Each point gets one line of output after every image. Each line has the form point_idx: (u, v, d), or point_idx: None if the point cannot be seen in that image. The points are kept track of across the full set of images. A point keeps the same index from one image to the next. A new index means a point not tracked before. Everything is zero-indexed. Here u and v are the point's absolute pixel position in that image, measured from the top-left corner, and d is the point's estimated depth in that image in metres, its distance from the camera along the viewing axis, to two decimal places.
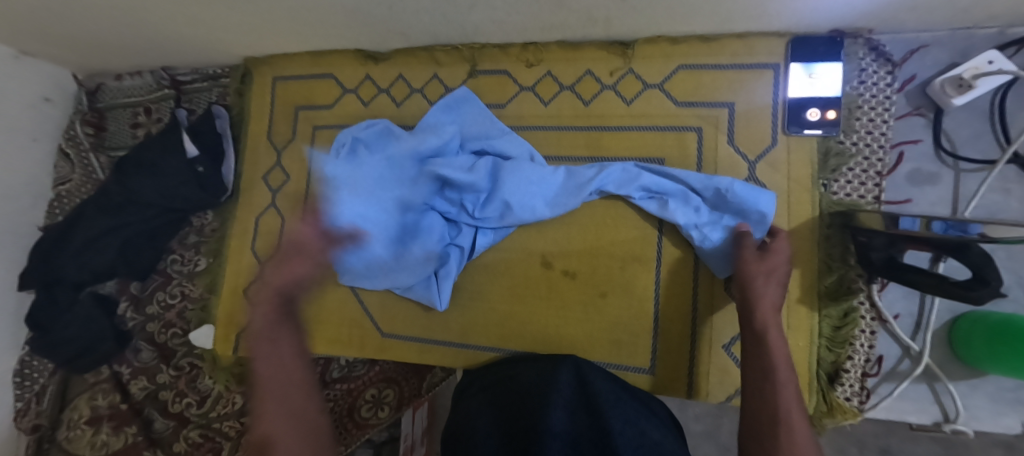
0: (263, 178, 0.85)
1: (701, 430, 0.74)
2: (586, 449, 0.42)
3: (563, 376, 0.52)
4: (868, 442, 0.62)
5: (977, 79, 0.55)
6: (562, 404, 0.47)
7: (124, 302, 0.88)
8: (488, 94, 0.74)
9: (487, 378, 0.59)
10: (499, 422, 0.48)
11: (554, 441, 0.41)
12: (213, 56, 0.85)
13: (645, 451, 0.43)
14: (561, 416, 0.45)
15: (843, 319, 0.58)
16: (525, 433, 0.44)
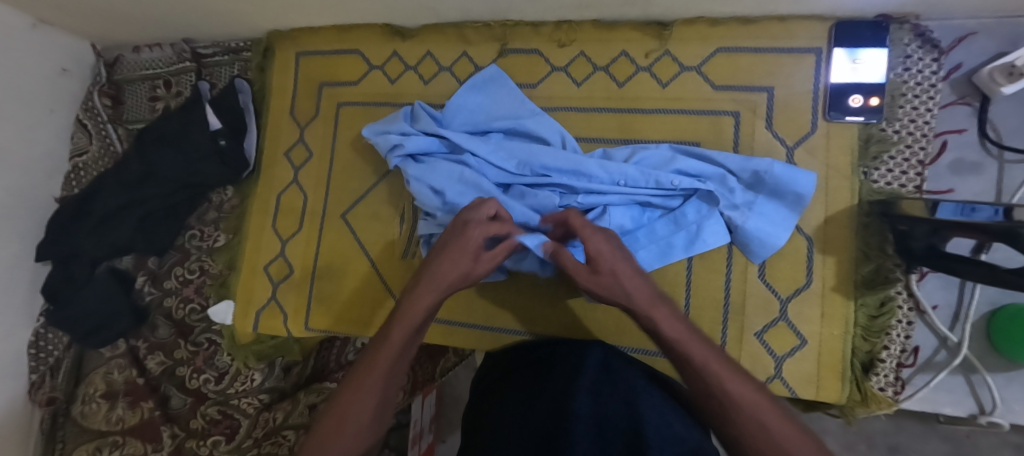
0: (285, 154, 0.84)
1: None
2: (613, 435, 0.41)
3: (591, 360, 0.50)
4: (878, 440, 0.67)
5: None
6: (590, 388, 0.45)
7: (141, 277, 0.87)
8: (520, 74, 0.73)
9: (512, 359, 0.58)
10: (522, 405, 0.47)
11: (579, 425, 0.40)
12: (235, 29, 0.83)
13: (677, 443, 0.41)
14: (588, 401, 0.44)
15: (880, 308, 0.58)
16: (550, 414, 0.43)
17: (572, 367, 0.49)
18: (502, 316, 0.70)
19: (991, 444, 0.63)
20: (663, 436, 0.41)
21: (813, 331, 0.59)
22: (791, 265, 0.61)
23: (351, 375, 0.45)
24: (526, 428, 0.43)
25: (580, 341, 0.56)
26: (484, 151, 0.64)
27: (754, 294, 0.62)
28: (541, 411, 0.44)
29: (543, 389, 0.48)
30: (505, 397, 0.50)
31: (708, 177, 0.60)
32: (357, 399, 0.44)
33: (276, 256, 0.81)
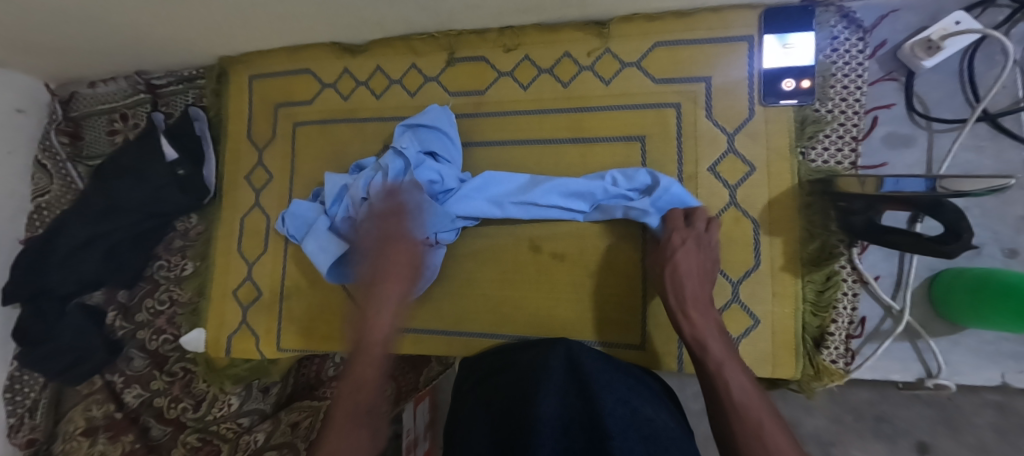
0: (246, 178, 0.84)
1: (701, 409, 0.72)
2: (577, 433, 0.41)
3: (556, 362, 0.51)
4: (864, 409, 0.62)
5: (945, 39, 0.55)
6: (553, 391, 0.46)
7: (112, 312, 0.87)
8: (468, 81, 0.74)
9: (482, 370, 0.58)
10: (492, 410, 0.47)
11: (545, 428, 0.40)
12: (187, 57, 0.84)
13: (641, 433, 0.42)
14: (551, 404, 0.44)
15: (826, 283, 0.60)
16: (516, 420, 0.43)
17: (536, 370, 0.50)
18: (469, 321, 0.71)
19: (973, 405, 0.59)
20: (628, 427, 0.41)
21: (767, 312, 0.61)
22: (742, 249, 0.62)
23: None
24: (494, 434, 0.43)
25: (552, 341, 0.56)
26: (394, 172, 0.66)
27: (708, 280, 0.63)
28: (507, 416, 0.44)
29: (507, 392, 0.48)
30: (474, 410, 0.49)
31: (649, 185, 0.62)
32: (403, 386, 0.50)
33: (243, 279, 0.82)
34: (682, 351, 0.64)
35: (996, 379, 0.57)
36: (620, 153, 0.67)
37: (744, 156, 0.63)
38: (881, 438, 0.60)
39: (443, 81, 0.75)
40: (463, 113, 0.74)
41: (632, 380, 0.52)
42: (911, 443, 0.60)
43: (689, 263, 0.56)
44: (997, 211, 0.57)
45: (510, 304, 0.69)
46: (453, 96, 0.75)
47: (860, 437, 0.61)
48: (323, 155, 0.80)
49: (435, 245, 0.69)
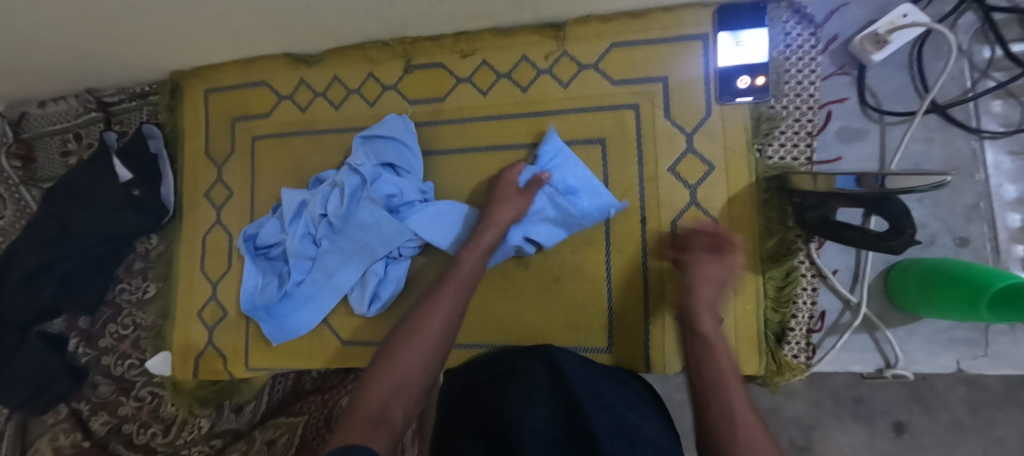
0: (206, 195, 0.82)
1: (685, 400, 0.72)
2: (565, 446, 0.42)
3: (540, 371, 0.52)
4: (842, 393, 0.62)
5: (893, 34, 0.55)
6: (538, 401, 0.47)
7: (74, 339, 0.85)
8: (426, 89, 0.73)
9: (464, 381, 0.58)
10: (476, 419, 0.48)
11: (535, 440, 0.41)
12: (137, 72, 0.81)
13: (626, 439, 0.43)
14: (537, 414, 0.45)
15: (786, 279, 0.60)
16: (504, 430, 0.43)
17: (521, 379, 0.51)
18: None
19: (947, 383, 0.60)
20: (613, 433, 0.43)
21: (730, 309, 0.61)
22: None
23: (437, 282, 0.56)
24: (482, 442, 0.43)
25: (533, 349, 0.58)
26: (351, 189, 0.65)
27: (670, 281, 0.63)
28: (493, 424, 0.45)
29: (492, 402, 0.49)
30: (460, 416, 0.50)
31: (577, 192, 0.64)
32: (410, 338, 0.50)
33: (208, 298, 0.80)
34: (649, 352, 0.64)
35: (953, 367, 0.57)
36: (580, 157, 0.67)
37: (702, 155, 0.63)
38: (859, 418, 0.61)
39: (402, 89, 0.74)
40: (422, 121, 0.73)
41: (618, 386, 0.53)
42: (889, 423, 0.61)
43: (712, 277, 0.53)
44: (947, 202, 0.58)
45: (477, 312, 0.69)
46: (412, 104, 0.74)
47: (839, 420, 0.62)
48: (284, 169, 0.79)
49: (399, 258, 0.67)
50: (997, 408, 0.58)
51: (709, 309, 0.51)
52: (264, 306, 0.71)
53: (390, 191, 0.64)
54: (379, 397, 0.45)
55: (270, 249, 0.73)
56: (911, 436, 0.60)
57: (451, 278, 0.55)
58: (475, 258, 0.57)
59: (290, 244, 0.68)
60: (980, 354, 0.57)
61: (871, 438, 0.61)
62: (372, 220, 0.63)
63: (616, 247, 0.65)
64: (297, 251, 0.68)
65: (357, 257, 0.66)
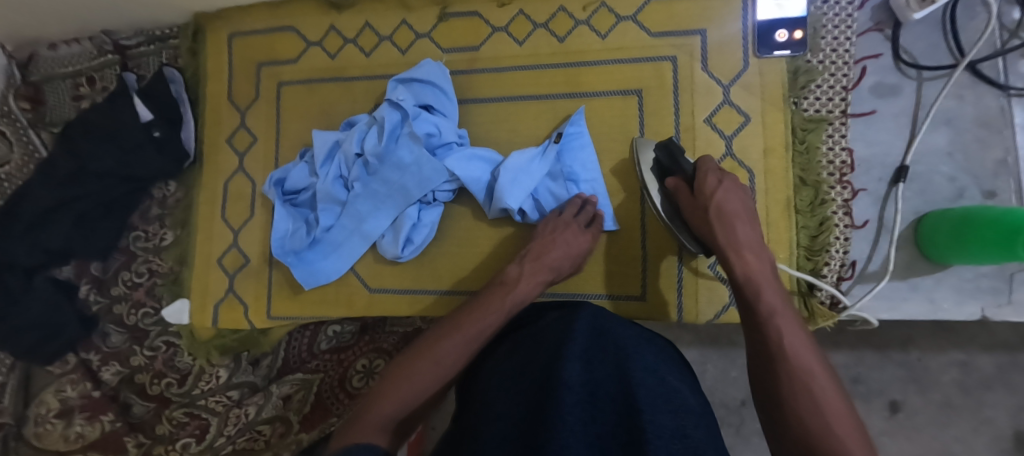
0: (227, 141, 0.80)
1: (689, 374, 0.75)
2: (606, 409, 0.36)
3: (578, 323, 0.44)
4: None
5: None
6: (585, 354, 0.40)
7: (85, 285, 0.81)
8: (462, 36, 0.72)
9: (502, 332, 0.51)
10: (513, 369, 0.42)
11: (571, 396, 0.34)
12: (160, 13, 0.79)
13: (673, 407, 0.37)
14: (580, 366, 0.38)
15: (820, 228, 0.61)
16: (536, 387, 0.37)
17: (556, 330, 0.43)
18: (464, 281, 0.69)
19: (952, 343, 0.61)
20: (657, 398, 0.37)
21: None
22: None
23: (469, 307, 0.53)
24: (515, 393, 0.39)
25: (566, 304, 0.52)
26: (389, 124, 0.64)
27: None
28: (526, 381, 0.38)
29: (523, 358, 0.42)
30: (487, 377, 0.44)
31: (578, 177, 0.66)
32: (438, 343, 0.48)
33: (229, 247, 0.78)
34: (682, 300, 0.65)
35: (977, 314, 0.59)
36: (617, 107, 0.67)
37: (739, 107, 0.64)
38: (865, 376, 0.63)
39: (436, 37, 0.73)
40: (457, 69, 0.73)
41: (654, 346, 0.48)
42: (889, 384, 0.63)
43: (734, 206, 0.50)
44: (977, 157, 0.60)
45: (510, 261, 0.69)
46: (446, 52, 0.73)
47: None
48: (310, 116, 0.77)
49: (432, 203, 0.67)
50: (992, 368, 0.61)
51: (751, 243, 0.48)
52: (295, 251, 0.70)
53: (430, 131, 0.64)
54: (393, 401, 0.43)
55: (297, 194, 0.72)
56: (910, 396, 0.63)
57: (496, 293, 0.54)
58: (533, 284, 0.56)
59: (322, 185, 0.67)
60: (1004, 303, 0.58)
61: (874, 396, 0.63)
62: (409, 159, 0.63)
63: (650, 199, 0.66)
64: (328, 192, 0.67)
65: (388, 198, 0.65)
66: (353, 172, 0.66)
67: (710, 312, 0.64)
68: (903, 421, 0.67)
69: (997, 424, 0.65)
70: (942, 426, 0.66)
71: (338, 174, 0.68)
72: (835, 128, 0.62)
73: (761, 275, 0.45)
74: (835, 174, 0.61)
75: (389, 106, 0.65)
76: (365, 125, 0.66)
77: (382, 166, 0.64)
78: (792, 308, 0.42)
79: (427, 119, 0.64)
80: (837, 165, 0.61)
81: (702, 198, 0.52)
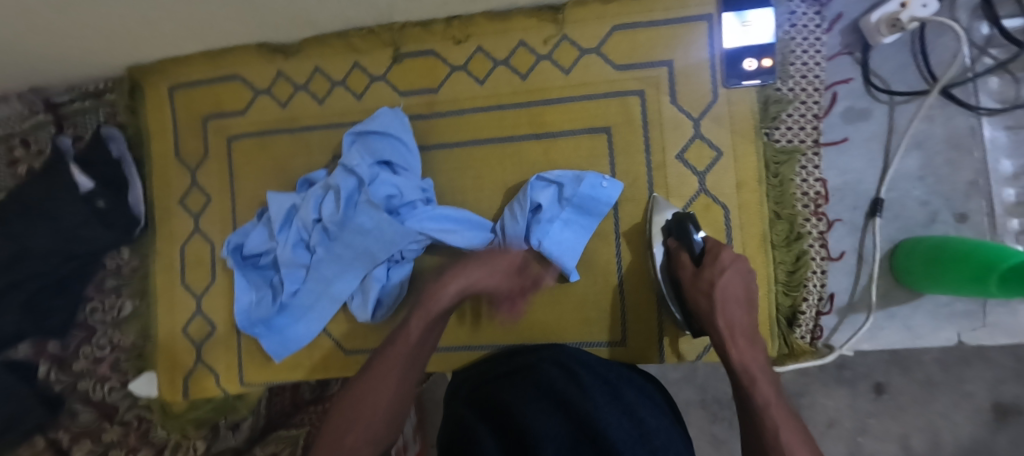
0: (180, 202, 0.76)
1: (679, 376, 0.74)
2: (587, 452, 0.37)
3: (554, 372, 0.47)
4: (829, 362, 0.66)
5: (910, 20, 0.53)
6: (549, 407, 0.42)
7: (44, 365, 0.77)
8: (418, 79, 0.68)
9: (486, 374, 0.53)
10: (486, 413, 0.43)
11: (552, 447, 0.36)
12: (90, 69, 0.73)
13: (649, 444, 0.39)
14: (549, 419, 0.40)
15: (796, 263, 0.60)
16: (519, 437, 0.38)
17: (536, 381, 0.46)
18: (444, 335, 0.69)
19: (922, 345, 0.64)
20: (634, 441, 0.38)
21: None
22: (714, 235, 0.62)
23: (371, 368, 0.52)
24: (500, 438, 0.39)
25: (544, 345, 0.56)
26: (347, 192, 0.61)
27: None
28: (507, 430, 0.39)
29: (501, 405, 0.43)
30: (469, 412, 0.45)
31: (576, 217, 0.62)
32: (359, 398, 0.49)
33: (193, 314, 0.74)
34: (663, 343, 0.64)
35: (953, 339, 0.59)
36: (586, 146, 0.65)
37: (710, 141, 0.62)
38: (843, 383, 0.66)
39: (391, 80, 0.69)
40: (416, 114, 0.69)
41: (638, 386, 0.50)
42: (870, 385, 0.66)
43: (732, 284, 0.52)
44: (948, 179, 0.59)
45: (487, 312, 0.67)
46: (403, 96, 0.69)
47: (825, 385, 0.67)
48: (265, 171, 0.73)
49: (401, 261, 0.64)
50: (965, 366, 0.63)
51: (739, 327, 0.51)
52: (263, 321, 0.66)
53: (391, 193, 0.61)
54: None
55: (259, 258, 0.68)
56: (889, 396, 0.65)
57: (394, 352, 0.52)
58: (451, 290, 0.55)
59: (282, 252, 0.63)
60: (978, 325, 0.58)
61: (853, 401, 0.66)
62: (370, 224, 0.60)
63: (626, 241, 0.64)
64: (288, 259, 0.63)
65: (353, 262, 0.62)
66: (314, 241, 0.62)
67: (691, 352, 0.64)
68: (889, 403, 0.65)
69: (977, 398, 0.63)
70: (926, 404, 0.64)
71: (298, 241, 0.64)
72: (809, 159, 0.61)
73: (752, 358, 0.49)
74: (809, 206, 0.61)
75: (345, 173, 0.62)
76: (320, 189, 0.63)
77: (344, 232, 0.61)
78: (782, 397, 0.47)
79: (385, 178, 0.61)
80: (811, 196, 0.61)
81: (705, 276, 0.53)
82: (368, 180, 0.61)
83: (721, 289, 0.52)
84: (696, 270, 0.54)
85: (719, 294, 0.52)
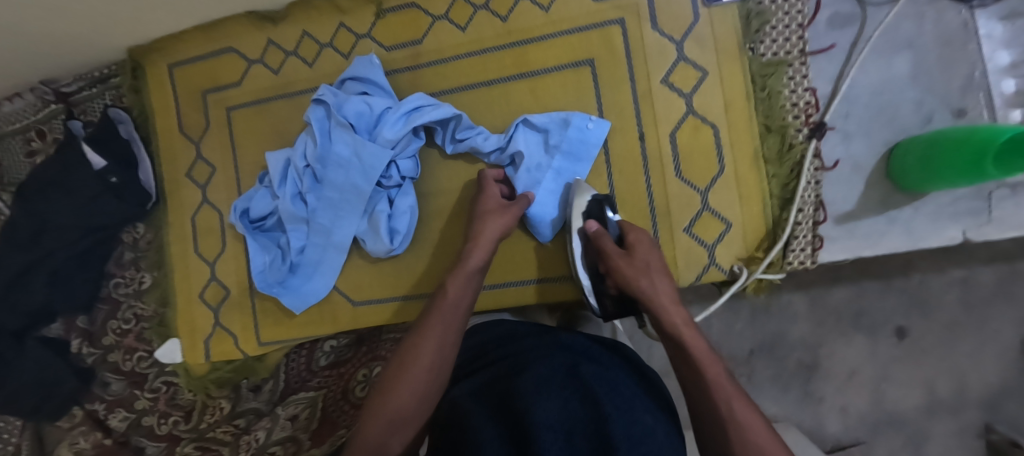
0: (187, 174, 0.79)
1: (695, 337, 0.75)
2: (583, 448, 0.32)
3: (557, 358, 0.41)
4: (844, 309, 0.71)
5: None
6: (546, 384, 0.37)
7: (76, 340, 0.82)
8: (402, 32, 0.70)
9: (491, 356, 0.49)
10: (490, 407, 0.39)
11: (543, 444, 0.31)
12: (92, 55, 0.76)
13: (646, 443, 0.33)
14: (545, 406, 0.34)
15: (790, 174, 0.60)
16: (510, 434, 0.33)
17: (533, 365, 0.41)
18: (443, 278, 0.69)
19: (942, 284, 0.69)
20: (631, 437, 0.33)
21: (737, 214, 0.61)
22: (704, 155, 0.62)
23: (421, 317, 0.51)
24: (498, 430, 0.35)
25: (542, 329, 0.50)
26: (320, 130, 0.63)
27: (674, 193, 0.62)
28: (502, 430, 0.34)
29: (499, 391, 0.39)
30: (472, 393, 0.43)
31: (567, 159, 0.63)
32: (410, 348, 0.48)
33: (208, 280, 0.78)
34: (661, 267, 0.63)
35: (959, 237, 0.58)
36: (571, 81, 0.65)
37: (694, 62, 0.62)
38: (862, 329, 0.71)
39: (376, 36, 0.70)
40: (403, 67, 0.70)
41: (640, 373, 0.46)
42: (892, 329, 0.71)
43: (657, 263, 0.52)
44: (942, 77, 0.58)
45: None
46: (389, 51, 0.70)
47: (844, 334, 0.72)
48: (265, 136, 0.75)
49: (401, 180, 0.65)
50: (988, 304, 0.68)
51: (672, 300, 0.48)
52: (279, 281, 0.69)
53: (358, 110, 0.62)
54: (377, 431, 0.43)
55: (265, 220, 0.71)
56: (912, 338, 0.70)
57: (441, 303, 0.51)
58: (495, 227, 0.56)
59: (282, 206, 0.66)
60: (985, 222, 0.57)
61: (874, 345, 0.71)
62: (348, 152, 0.62)
63: (617, 169, 0.64)
64: (288, 212, 0.66)
65: (349, 196, 0.64)
66: (305, 181, 0.65)
67: (691, 274, 0.63)
68: (913, 346, 0.70)
69: (1003, 335, 0.68)
70: (948, 346, 0.69)
71: (296, 193, 0.66)
72: (796, 70, 0.59)
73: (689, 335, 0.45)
74: (800, 117, 0.59)
75: (313, 114, 0.64)
76: (301, 134, 0.65)
77: (328, 165, 0.63)
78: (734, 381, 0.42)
79: (350, 99, 0.63)
80: (802, 106, 0.59)
81: (640, 260, 0.51)
82: (337, 107, 0.62)
83: (651, 266, 0.51)
84: (626, 254, 0.52)
85: (655, 273, 0.50)
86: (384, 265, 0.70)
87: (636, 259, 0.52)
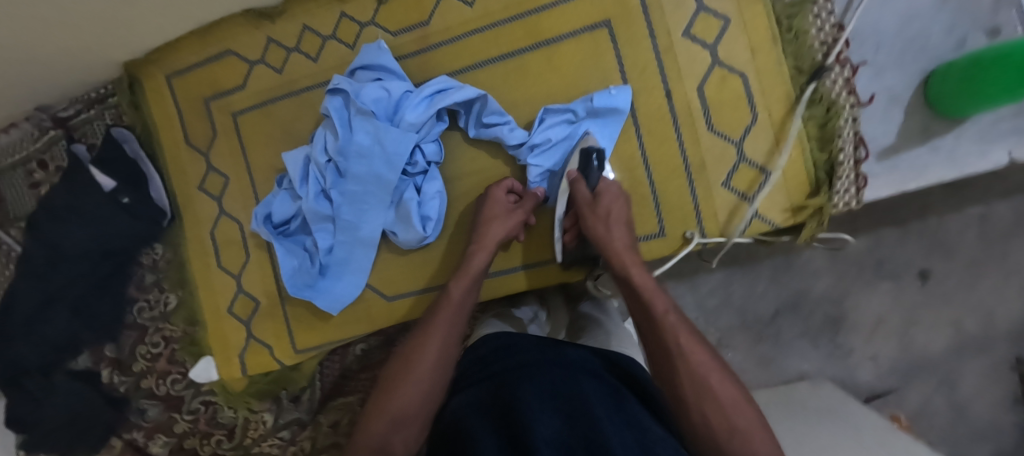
0: (199, 187, 0.76)
1: (717, 303, 0.75)
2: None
3: (558, 373, 0.37)
4: (866, 259, 0.71)
5: None
6: (544, 397, 0.33)
7: (105, 369, 0.79)
8: (407, 14, 0.67)
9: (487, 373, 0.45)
10: (487, 416, 0.34)
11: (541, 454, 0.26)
12: (86, 74, 0.73)
13: None
14: (546, 420, 0.30)
15: (826, 115, 0.58)
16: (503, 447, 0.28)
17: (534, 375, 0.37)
18: None
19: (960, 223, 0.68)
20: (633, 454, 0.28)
21: (774, 161, 0.60)
22: (736, 104, 0.60)
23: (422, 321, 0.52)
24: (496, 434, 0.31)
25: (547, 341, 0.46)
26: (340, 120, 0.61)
27: (708, 148, 0.61)
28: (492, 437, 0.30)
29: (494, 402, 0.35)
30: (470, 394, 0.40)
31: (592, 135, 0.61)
32: (417, 344, 0.48)
33: (235, 294, 0.76)
34: (702, 224, 0.62)
35: (1004, 159, 0.56)
36: (588, 46, 0.63)
37: (716, 11, 0.60)
38: (883, 275, 0.71)
39: (381, 22, 0.68)
40: (412, 51, 0.68)
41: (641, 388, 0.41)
42: (916, 273, 0.70)
43: (619, 213, 0.55)
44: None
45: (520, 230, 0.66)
46: (396, 36, 0.68)
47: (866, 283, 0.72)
48: (276, 139, 0.73)
49: (428, 167, 0.64)
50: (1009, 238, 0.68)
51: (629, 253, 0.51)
52: (308, 284, 0.67)
53: (377, 96, 0.60)
54: (378, 429, 0.43)
55: (288, 224, 0.68)
56: (934, 281, 0.70)
57: (443, 305, 0.52)
58: (498, 228, 0.57)
59: (306, 206, 0.63)
60: None
61: (899, 291, 0.71)
62: (369, 140, 0.60)
63: (646, 130, 0.62)
64: (313, 211, 0.64)
65: (375, 186, 0.61)
66: (327, 176, 0.63)
67: (732, 229, 0.62)
68: (935, 289, 0.70)
69: None
70: (971, 286, 0.69)
71: (317, 190, 0.64)
72: (821, 6, 0.57)
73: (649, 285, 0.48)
74: (831, 55, 0.58)
75: (330, 105, 0.62)
76: (319, 128, 0.63)
77: (351, 156, 0.61)
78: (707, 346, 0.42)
79: (368, 87, 0.60)
80: (831, 44, 0.58)
81: (602, 207, 0.55)
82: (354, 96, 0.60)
83: (610, 215, 0.54)
84: (591, 202, 0.55)
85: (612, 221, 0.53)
86: (415, 256, 0.68)
87: (599, 210, 0.54)
